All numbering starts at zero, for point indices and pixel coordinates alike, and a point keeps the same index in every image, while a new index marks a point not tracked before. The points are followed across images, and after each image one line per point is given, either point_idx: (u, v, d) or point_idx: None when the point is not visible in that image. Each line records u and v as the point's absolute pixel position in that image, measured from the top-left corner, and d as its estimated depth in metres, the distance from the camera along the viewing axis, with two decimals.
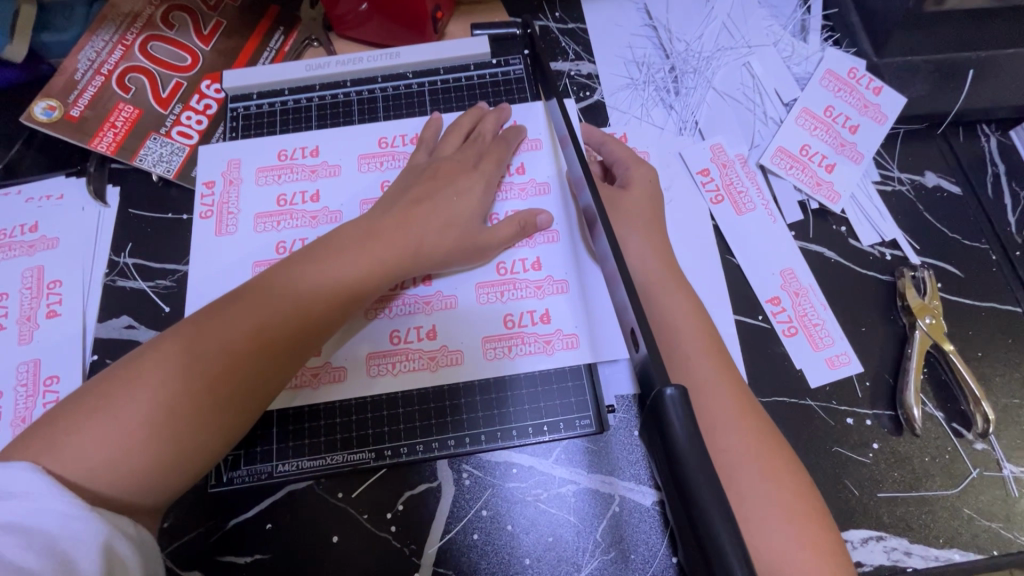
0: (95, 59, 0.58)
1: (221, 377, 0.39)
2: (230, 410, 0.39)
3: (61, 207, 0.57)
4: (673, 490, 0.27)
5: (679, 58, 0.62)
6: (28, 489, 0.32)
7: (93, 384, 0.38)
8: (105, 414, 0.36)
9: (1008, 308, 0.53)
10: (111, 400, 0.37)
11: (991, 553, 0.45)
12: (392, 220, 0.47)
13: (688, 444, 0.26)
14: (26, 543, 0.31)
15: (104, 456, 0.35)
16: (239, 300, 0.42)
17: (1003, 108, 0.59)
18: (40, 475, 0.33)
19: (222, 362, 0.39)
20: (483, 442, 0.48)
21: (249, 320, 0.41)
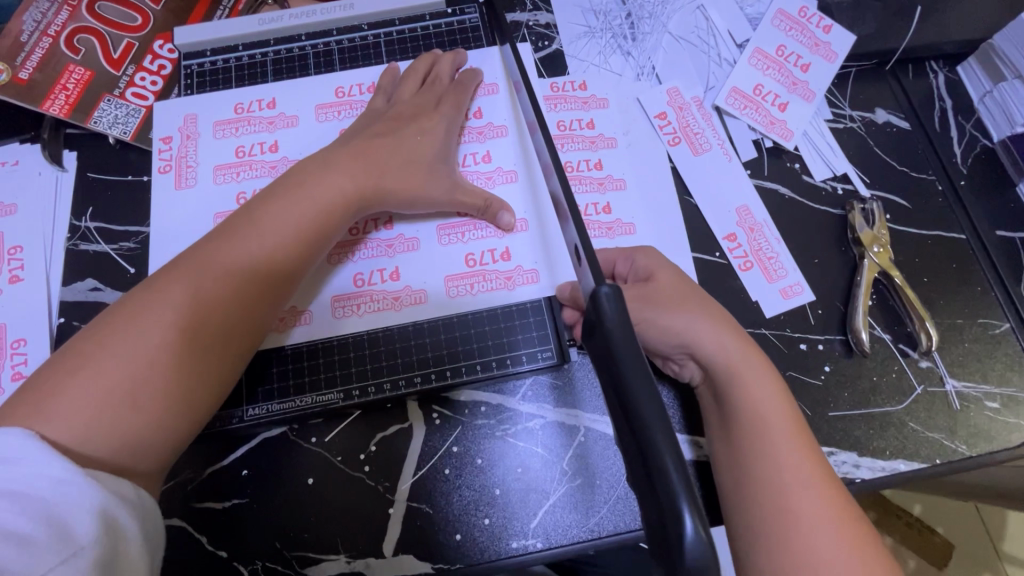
0: (41, 20, 0.57)
1: (197, 327, 0.40)
2: (208, 357, 0.40)
3: (17, 173, 0.57)
4: (609, 383, 0.28)
5: (635, 4, 0.62)
6: (21, 454, 0.32)
7: (67, 347, 0.39)
8: (84, 373, 0.36)
9: (953, 235, 0.55)
10: (91, 359, 0.37)
11: (934, 462, 0.48)
12: (351, 157, 0.48)
13: (619, 332, 0.28)
14: (19, 508, 0.30)
15: (88, 413, 0.35)
16: (206, 250, 0.42)
17: (950, 42, 0.60)
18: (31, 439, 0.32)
19: (196, 310, 0.40)
20: (449, 378, 0.49)
21: (217, 271, 0.41)
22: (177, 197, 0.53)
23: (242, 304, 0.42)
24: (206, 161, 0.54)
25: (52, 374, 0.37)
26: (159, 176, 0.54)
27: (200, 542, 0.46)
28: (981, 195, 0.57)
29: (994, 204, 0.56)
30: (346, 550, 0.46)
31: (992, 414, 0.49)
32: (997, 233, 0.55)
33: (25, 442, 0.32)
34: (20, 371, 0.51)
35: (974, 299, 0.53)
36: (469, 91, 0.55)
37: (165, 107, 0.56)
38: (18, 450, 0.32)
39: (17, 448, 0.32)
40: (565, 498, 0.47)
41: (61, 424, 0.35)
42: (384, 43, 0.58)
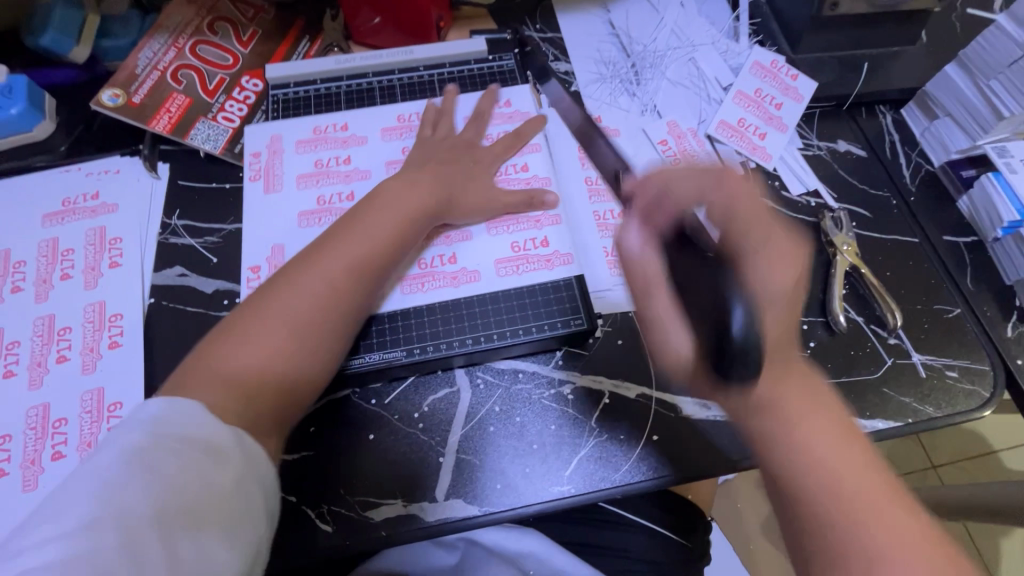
0: (152, 58, 0.69)
1: (311, 320, 0.50)
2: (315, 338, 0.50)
3: (119, 179, 0.66)
4: None
5: (638, 57, 0.76)
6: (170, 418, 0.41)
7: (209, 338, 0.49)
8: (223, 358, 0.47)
9: (909, 239, 0.66)
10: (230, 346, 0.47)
11: (907, 421, 0.57)
12: (428, 173, 0.60)
13: None
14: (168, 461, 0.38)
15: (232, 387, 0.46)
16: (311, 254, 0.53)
17: (894, 90, 0.74)
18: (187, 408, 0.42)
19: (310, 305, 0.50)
20: (496, 339, 0.57)
21: (326, 275, 0.52)
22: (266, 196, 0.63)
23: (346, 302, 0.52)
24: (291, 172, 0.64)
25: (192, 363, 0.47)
26: (251, 183, 0.64)
27: None
28: (929, 209, 0.68)
29: (941, 215, 0.68)
30: (402, 496, 0.52)
31: (953, 381, 0.58)
32: (945, 237, 0.67)
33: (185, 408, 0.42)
34: (116, 341, 0.58)
35: (930, 289, 0.63)
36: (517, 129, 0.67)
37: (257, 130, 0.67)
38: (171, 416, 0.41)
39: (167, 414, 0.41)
40: (593, 451, 0.54)
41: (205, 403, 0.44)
42: (435, 80, 0.71)
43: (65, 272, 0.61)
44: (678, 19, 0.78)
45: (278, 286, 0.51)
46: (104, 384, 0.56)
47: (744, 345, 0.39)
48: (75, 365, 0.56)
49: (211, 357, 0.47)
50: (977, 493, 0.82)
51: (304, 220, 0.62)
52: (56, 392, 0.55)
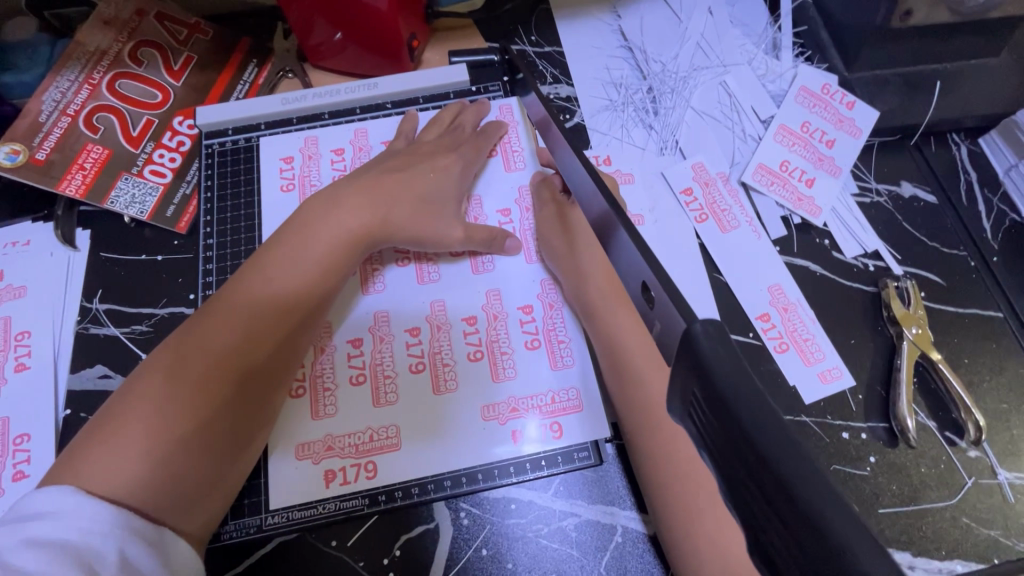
0: (60, 100, 0.56)
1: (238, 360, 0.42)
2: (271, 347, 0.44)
3: (28, 254, 0.55)
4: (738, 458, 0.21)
5: (656, 78, 0.62)
6: (56, 508, 0.34)
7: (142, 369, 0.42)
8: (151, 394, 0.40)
9: (990, 314, 0.54)
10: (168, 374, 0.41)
11: (992, 562, 0.45)
12: (361, 193, 0.50)
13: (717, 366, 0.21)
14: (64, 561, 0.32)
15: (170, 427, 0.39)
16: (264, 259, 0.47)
17: (972, 117, 0.60)
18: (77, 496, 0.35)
19: (236, 349, 0.43)
20: (479, 481, 0.47)
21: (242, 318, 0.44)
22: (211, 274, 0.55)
23: (262, 343, 0.44)
24: (253, 229, 0.56)
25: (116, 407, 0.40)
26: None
27: None
28: (1015, 272, 0.56)
29: None
30: None
31: None
32: None
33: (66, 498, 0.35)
34: (22, 470, 0.48)
35: (1016, 382, 0.51)
36: (491, 139, 0.57)
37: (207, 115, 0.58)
38: (62, 504, 0.34)
39: (56, 504, 0.34)
40: None
41: (102, 471, 0.37)
42: (408, 119, 0.58)
43: None
44: (706, 29, 0.64)
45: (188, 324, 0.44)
46: None
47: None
48: None
49: (113, 412, 0.39)
50: None
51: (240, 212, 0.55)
52: None
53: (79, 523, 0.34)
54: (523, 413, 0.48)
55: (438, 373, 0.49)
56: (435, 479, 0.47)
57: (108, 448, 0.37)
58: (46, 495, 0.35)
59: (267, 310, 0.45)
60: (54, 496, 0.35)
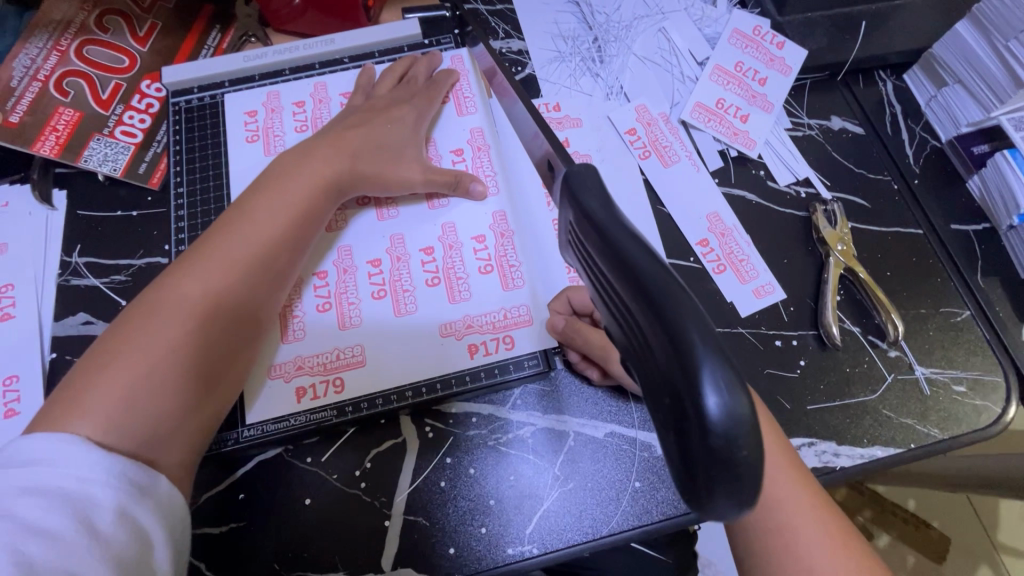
0: (30, 66, 0.59)
1: (223, 311, 0.44)
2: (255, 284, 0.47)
3: (7, 214, 0.58)
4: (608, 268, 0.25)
5: (601, 29, 0.66)
6: (48, 454, 0.35)
7: (127, 317, 0.43)
8: (144, 335, 0.41)
9: (911, 231, 0.58)
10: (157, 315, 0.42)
11: (909, 446, 0.50)
12: (329, 143, 0.53)
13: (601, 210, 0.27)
14: (52, 505, 0.33)
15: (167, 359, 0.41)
16: (240, 207, 0.49)
17: (896, 53, 0.64)
18: (74, 440, 0.36)
19: (219, 303, 0.44)
20: (439, 390, 0.50)
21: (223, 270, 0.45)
22: (183, 226, 0.57)
23: (245, 296, 0.46)
24: (221, 181, 0.59)
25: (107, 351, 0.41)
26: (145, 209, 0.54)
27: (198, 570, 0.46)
28: (935, 193, 0.60)
29: (948, 200, 0.60)
30: (345, 567, 0.47)
31: (960, 397, 0.52)
32: (952, 226, 0.59)
33: (60, 443, 0.35)
34: (13, 408, 0.51)
35: (934, 290, 0.56)
36: (442, 87, 0.60)
37: (172, 72, 0.61)
38: (56, 450, 0.35)
39: (48, 450, 0.35)
40: (558, 504, 0.48)
41: (106, 410, 0.38)
42: (366, 74, 0.61)
43: None
44: None
45: (167, 277, 0.45)
46: None
47: (722, 446, 0.21)
48: None
49: (106, 360, 0.40)
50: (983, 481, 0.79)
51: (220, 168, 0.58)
52: None
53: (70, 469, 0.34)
54: (477, 329, 0.52)
55: (400, 298, 0.53)
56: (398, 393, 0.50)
57: (102, 395, 0.38)
58: (43, 442, 0.35)
59: (247, 261, 0.46)
60: (48, 441, 0.35)
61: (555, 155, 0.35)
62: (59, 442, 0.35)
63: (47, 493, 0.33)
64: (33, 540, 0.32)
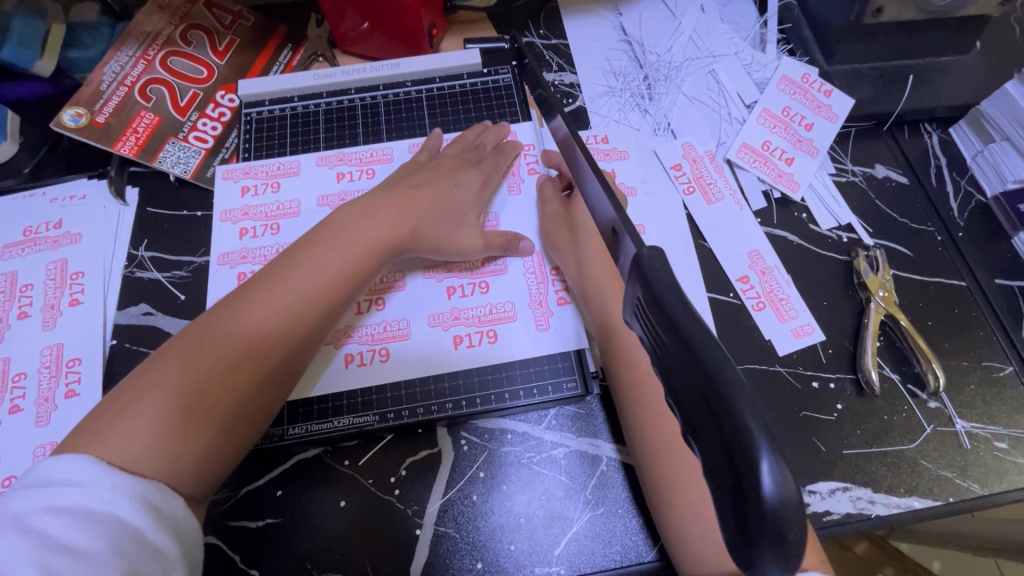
0: (119, 72, 0.64)
1: (292, 318, 0.45)
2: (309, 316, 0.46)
3: (84, 207, 0.62)
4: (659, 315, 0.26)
5: (652, 67, 0.68)
6: (74, 477, 0.35)
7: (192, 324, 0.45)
8: (201, 349, 0.43)
9: (954, 283, 0.58)
10: (231, 324, 0.44)
11: (947, 500, 0.50)
12: (394, 203, 0.53)
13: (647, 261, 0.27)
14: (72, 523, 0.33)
15: (178, 388, 0.41)
16: (312, 240, 0.49)
17: (942, 107, 0.65)
18: (87, 469, 0.35)
19: (266, 332, 0.44)
20: (478, 405, 0.52)
21: (276, 309, 0.45)
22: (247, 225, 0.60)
23: (296, 324, 0.46)
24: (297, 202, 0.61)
25: (161, 355, 0.43)
26: (218, 268, 0.58)
27: (233, 561, 0.48)
28: (979, 247, 0.60)
29: (992, 255, 0.60)
30: (374, 573, 0.48)
31: (1001, 454, 0.51)
32: (996, 280, 0.59)
33: (80, 469, 0.35)
34: (74, 389, 0.54)
35: (978, 343, 0.55)
36: (509, 157, 0.61)
37: (248, 85, 0.65)
38: (84, 475, 0.35)
39: (71, 472, 0.35)
40: (587, 527, 0.49)
41: (123, 442, 0.38)
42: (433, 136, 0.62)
43: (24, 309, 0.57)
44: (697, 25, 0.70)
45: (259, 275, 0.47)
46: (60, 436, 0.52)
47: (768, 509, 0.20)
48: (27, 415, 0.52)
49: (163, 363, 0.42)
50: None
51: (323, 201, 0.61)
52: (7, 447, 0.51)
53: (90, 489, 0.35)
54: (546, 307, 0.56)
55: (462, 311, 0.55)
56: (547, 354, 0.54)
57: (144, 412, 0.39)
58: (69, 465, 0.35)
59: (316, 296, 0.47)
60: (68, 464, 0.35)
61: (620, 223, 0.33)
62: (77, 467, 0.35)
63: (79, 510, 0.34)
64: (60, 557, 0.32)
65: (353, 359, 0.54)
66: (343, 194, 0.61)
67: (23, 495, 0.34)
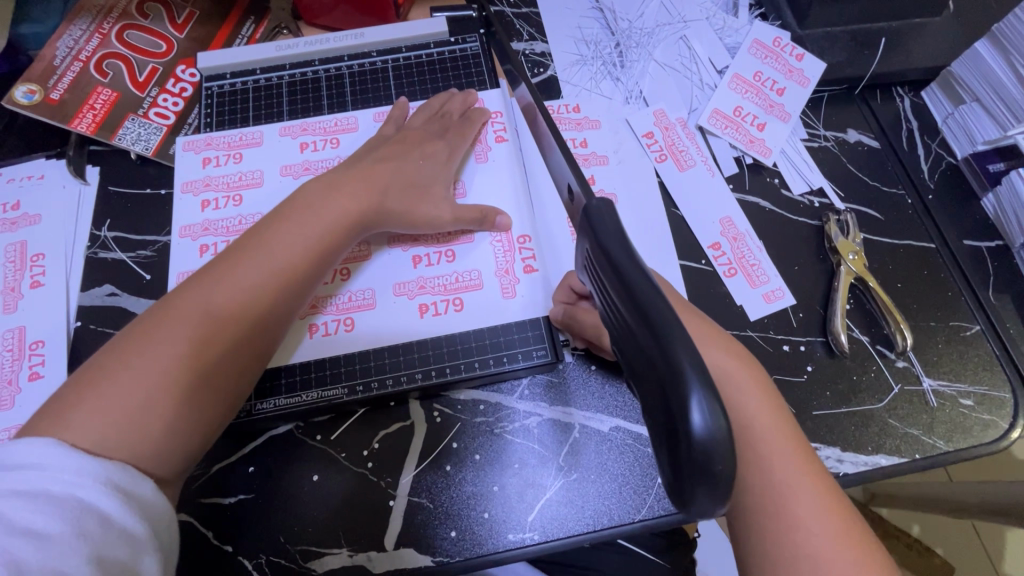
0: (73, 47, 0.62)
1: (266, 294, 0.44)
2: (283, 290, 0.45)
3: (42, 187, 0.60)
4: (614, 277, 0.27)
5: (623, 34, 0.67)
6: (40, 460, 0.33)
7: (159, 304, 0.43)
8: (170, 328, 0.41)
9: (923, 244, 0.58)
10: (200, 301, 0.42)
11: (914, 457, 0.51)
12: (356, 177, 0.52)
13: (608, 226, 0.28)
14: (36, 506, 0.32)
15: (150, 369, 0.39)
16: (281, 214, 0.48)
17: (914, 70, 0.65)
18: (56, 450, 0.34)
19: (236, 311, 0.43)
20: (448, 375, 0.52)
21: (248, 283, 0.44)
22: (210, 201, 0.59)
23: (271, 298, 0.45)
24: (260, 178, 0.59)
25: (128, 337, 0.41)
26: (179, 241, 0.57)
27: (205, 537, 0.47)
28: (949, 210, 0.60)
29: (961, 217, 0.60)
30: (348, 545, 0.48)
31: (967, 411, 0.52)
32: (965, 241, 0.59)
33: (48, 450, 0.34)
34: (38, 371, 0.53)
35: (946, 303, 0.56)
36: (474, 127, 0.60)
37: (208, 58, 0.63)
38: (48, 456, 0.34)
39: (39, 454, 0.34)
40: (561, 493, 0.49)
41: (94, 427, 0.36)
42: (399, 107, 0.61)
43: None
44: None
45: (227, 253, 0.46)
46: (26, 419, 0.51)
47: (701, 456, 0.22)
48: None
49: (129, 345, 0.40)
50: (995, 509, 0.75)
51: (288, 172, 0.59)
52: None
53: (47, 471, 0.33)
54: (513, 276, 0.55)
55: (429, 279, 0.55)
56: (516, 320, 0.54)
57: (115, 397, 0.38)
58: (35, 447, 0.34)
59: (289, 269, 0.46)
60: (39, 446, 0.34)
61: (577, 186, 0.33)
62: (47, 448, 0.34)
63: (38, 493, 0.32)
64: (20, 542, 0.31)
65: (319, 329, 0.53)
66: (306, 166, 0.59)
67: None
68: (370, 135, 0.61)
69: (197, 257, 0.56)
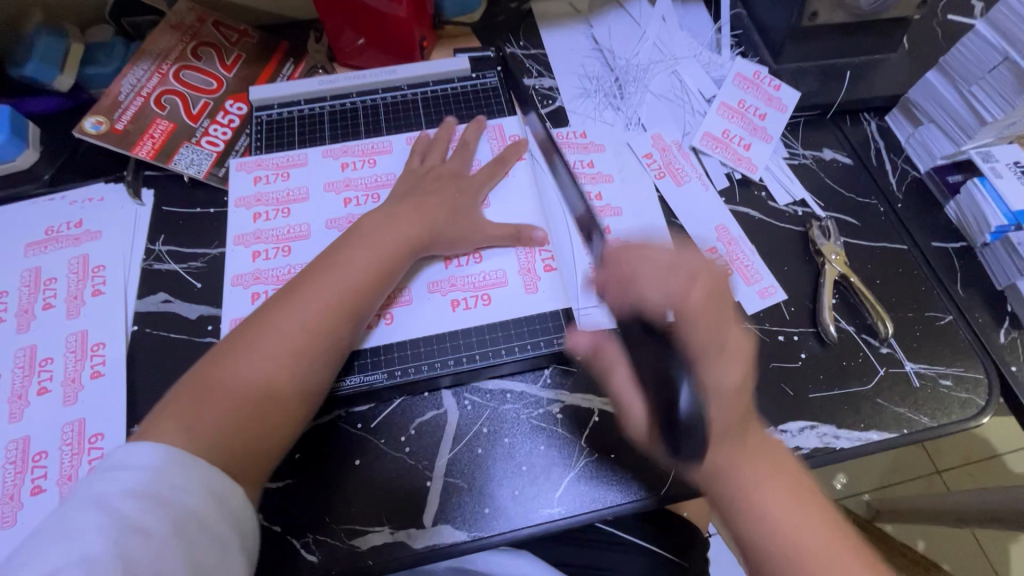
0: (136, 84, 0.69)
1: (333, 315, 0.51)
2: (348, 311, 0.52)
3: (103, 207, 0.66)
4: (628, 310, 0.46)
5: (621, 70, 0.76)
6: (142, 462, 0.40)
7: (245, 324, 0.50)
8: (256, 346, 0.48)
9: (897, 246, 0.65)
10: (276, 322, 0.50)
11: (901, 432, 0.56)
12: (414, 208, 0.59)
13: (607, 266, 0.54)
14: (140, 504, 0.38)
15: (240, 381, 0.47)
16: (344, 243, 0.55)
17: (878, 98, 0.74)
18: (159, 455, 0.41)
19: (310, 328, 0.50)
20: (477, 361, 0.57)
21: (317, 304, 0.51)
22: None
23: (337, 317, 0.51)
24: (303, 196, 0.66)
25: (220, 353, 0.48)
26: (234, 247, 0.63)
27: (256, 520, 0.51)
28: (917, 216, 0.68)
29: (929, 222, 0.68)
30: (389, 523, 0.51)
31: (946, 390, 0.58)
32: (934, 243, 0.66)
33: (152, 456, 0.41)
34: (99, 370, 0.57)
35: (921, 296, 0.62)
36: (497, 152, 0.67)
37: (256, 92, 0.71)
38: (154, 461, 0.41)
39: (144, 459, 0.41)
40: (584, 472, 0.53)
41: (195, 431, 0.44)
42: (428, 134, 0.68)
43: (48, 300, 0.60)
44: (659, 32, 0.79)
45: (300, 278, 0.53)
46: (87, 414, 0.55)
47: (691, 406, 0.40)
48: (56, 395, 0.56)
49: (223, 360, 0.48)
50: (988, 510, 0.78)
51: (329, 189, 0.66)
52: (36, 424, 0.54)
53: (170, 481, 0.41)
54: (535, 275, 0.61)
55: (459, 279, 0.61)
56: (538, 314, 0.59)
57: (211, 406, 0.45)
58: (140, 451, 0.41)
59: (353, 291, 0.53)
60: (147, 450, 0.41)
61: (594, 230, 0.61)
62: (154, 452, 0.41)
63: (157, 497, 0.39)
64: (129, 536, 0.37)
65: None
66: (344, 185, 0.66)
67: (107, 476, 0.40)
68: (402, 156, 0.68)
69: (250, 262, 0.62)
